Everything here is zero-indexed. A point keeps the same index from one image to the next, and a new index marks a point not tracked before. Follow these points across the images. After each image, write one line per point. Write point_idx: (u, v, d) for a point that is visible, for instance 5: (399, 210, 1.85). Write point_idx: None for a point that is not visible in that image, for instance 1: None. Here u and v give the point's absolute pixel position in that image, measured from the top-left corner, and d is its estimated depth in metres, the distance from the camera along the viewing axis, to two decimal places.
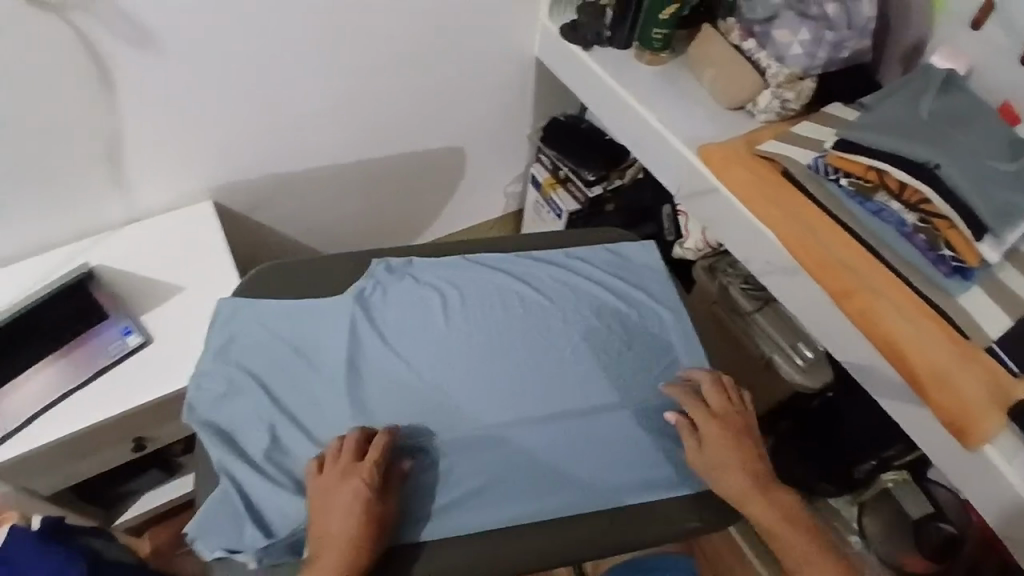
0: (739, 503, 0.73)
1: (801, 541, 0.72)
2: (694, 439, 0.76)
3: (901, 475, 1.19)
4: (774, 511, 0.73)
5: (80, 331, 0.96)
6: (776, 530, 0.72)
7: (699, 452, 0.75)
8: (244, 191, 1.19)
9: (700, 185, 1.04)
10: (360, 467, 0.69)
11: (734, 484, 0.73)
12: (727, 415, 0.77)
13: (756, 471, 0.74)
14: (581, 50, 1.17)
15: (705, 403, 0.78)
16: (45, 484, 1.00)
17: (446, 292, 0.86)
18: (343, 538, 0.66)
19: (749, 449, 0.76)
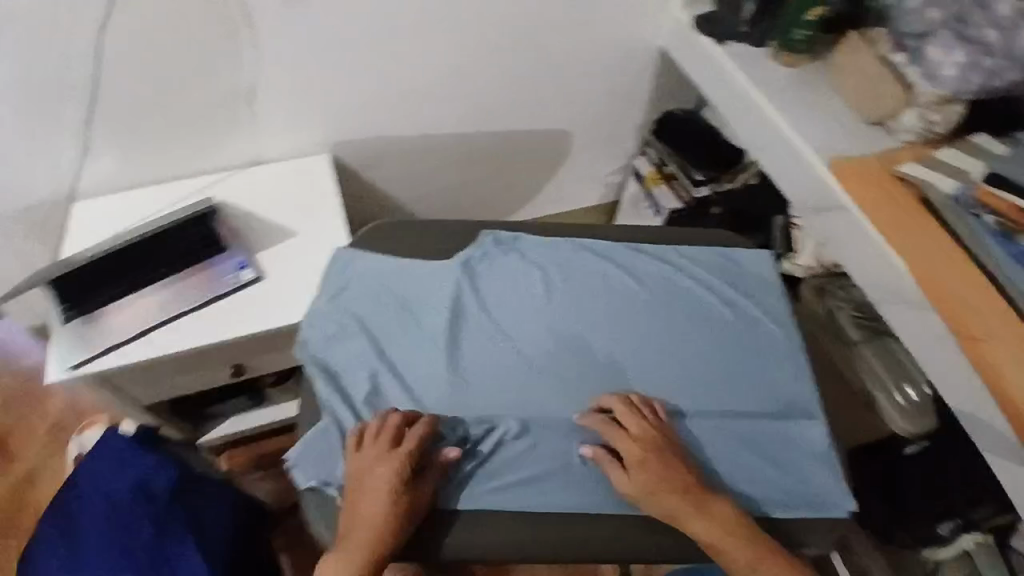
0: (680, 524, 0.72)
1: (745, 550, 0.71)
2: (617, 468, 0.75)
3: (985, 539, 1.10)
4: (715, 526, 0.72)
5: (203, 258, 1.03)
6: (721, 546, 0.71)
7: (626, 481, 0.74)
8: (360, 148, 1.23)
9: (825, 199, 1.00)
10: (389, 459, 0.72)
11: (667, 506, 0.72)
12: (643, 436, 0.75)
13: (683, 490, 0.73)
14: (714, 44, 1.13)
15: (622, 429, 0.75)
16: (148, 393, 1.08)
17: (549, 273, 0.89)
18: (374, 524, 0.70)
19: (671, 468, 0.74)
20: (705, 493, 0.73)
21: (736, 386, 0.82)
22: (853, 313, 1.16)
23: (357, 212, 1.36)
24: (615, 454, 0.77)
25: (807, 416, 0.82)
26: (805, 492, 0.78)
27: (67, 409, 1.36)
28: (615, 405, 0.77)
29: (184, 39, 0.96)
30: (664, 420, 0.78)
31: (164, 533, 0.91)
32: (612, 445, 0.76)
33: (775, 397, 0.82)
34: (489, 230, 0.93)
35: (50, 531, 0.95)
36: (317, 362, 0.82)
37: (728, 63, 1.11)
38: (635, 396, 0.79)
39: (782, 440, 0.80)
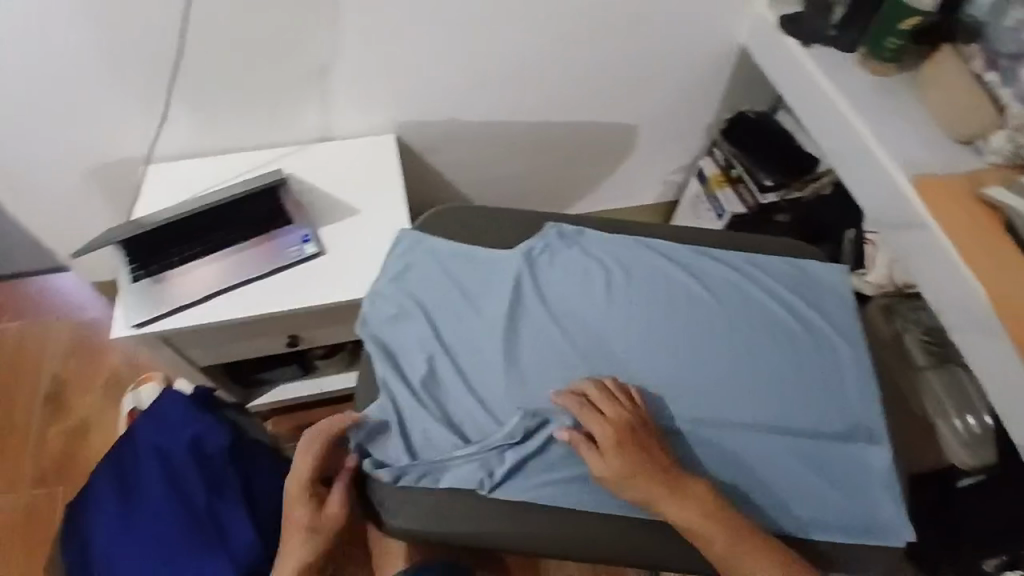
0: (654, 506, 0.71)
1: (725, 534, 0.70)
2: (592, 451, 0.73)
3: None
4: (695, 509, 0.70)
5: (270, 229, 1.05)
6: (698, 529, 0.70)
7: (602, 465, 0.72)
8: (425, 132, 1.23)
9: (904, 215, 0.96)
10: (296, 469, 0.79)
11: (643, 489, 0.71)
12: (618, 419, 0.73)
13: (659, 473, 0.72)
14: (799, 45, 1.09)
15: (597, 412, 0.74)
16: (205, 356, 1.10)
17: (611, 269, 0.86)
18: (297, 534, 0.79)
19: (644, 452, 0.72)
20: (680, 475, 0.72)
21: (800, 402, 0.80)
22: (922, 337, 1.12)
23: (416, 192, 1.37)
24: (591, 437, 0.75)
25: (870, 439, 0.80)
26: (862, 515, 0.76)
27: (124, 362, 1.40)
28: (590, 389, 0.76)
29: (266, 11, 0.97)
30: (638, 402, 0.76)
31: (219, 493, 0.97)
32: (586, 429, 0.74)
33: (839, 417, 0.80)
34: (555, 221, 0.91)
35: (106, 489, 1.00)
36: (376, 340, 0.82)
37: (812, 68, 1.07)
38: (612, 380, 0.77)
39: (843, 461, 0.78)
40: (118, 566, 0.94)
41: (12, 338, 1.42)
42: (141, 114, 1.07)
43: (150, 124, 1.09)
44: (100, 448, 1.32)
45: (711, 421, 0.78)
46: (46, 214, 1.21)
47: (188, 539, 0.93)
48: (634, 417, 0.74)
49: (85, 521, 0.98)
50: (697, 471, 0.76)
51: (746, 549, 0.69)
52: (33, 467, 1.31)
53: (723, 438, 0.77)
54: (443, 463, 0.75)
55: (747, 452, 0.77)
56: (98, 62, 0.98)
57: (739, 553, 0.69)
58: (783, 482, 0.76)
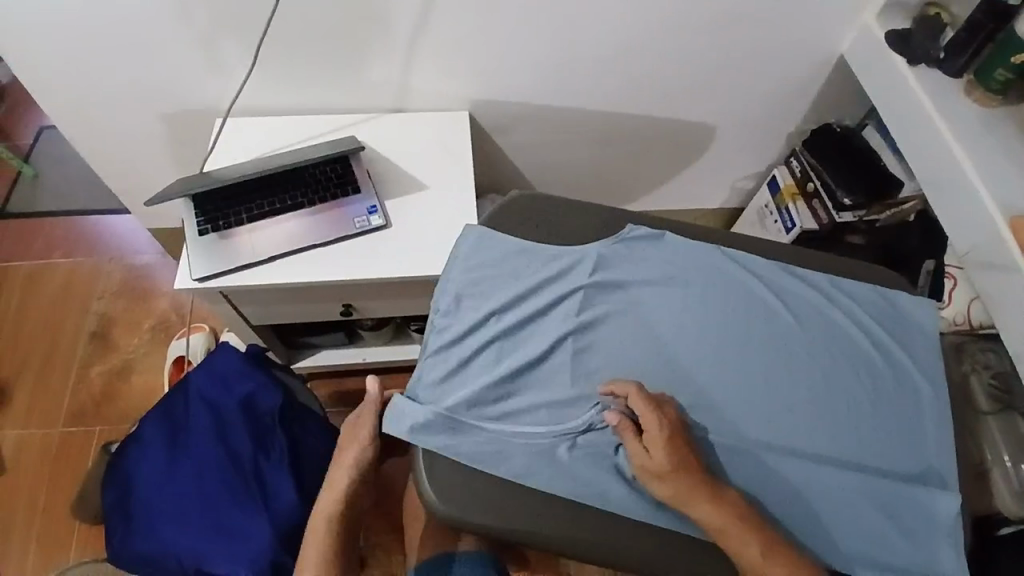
0: (684, 509, 0.69)
1: (753, 544, 0.67)
2: (638, 443, 0.72)
3: None
4: (725, 514, 0.68)
5: (337, 196, 1.03)
6: (728, 536, 0.68)
7: (646, 458, 0.71)
8: (499, 112, 1.22)
9: (998, 256, 0.92)
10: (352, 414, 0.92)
11: (678, 487, 0.69)
12: (665, 416, 0.72)
13: (697, 472, 0.70)
14: (904, 63, 1.04)
15: (650, 403, 0.72)
16: (257, 316, 1.10)
17: (690, 277, 0.83)
18: (337, 465, 0.86)
19: (685, 452, 0.71)
20: (715, 481, 0.70)
21: (873, 437, 0.77)
22: (989, 380, 1.08)
23: (479, 170, 1.35)
24: (637, 425, 0.73)
25: (942, 484, 0.77)
26: (924, 563, 0.73)
27: (172, 310, 1.41)
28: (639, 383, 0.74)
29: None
30: (680, 413, 0.75)
31: (264, 453, 1.00)
32: (635, 414, 0.72)
33: (912, 458, 0.77)
34: (634, 223, 0.88)
35: (154, 431, 1.02)
36: (443, 318, 0.82)
37: (916, 89, 1.02)
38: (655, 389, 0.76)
39: (915, 503, 0.75)
40: (154, 508, 0.97)
41: (64, 273, 1.43)
42: (226, 66, 1.06)
43: (231, 75, 1.08)
44: (143, 391, 1.34)
45: (781, 447, 0.76)
46: (115, 154, 1.22)
47: (225, 490, 0.96)
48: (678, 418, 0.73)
49: (128, 461, 1.02)
50: (763, 496, 0.73)
51: (773, 561, 0.67)
52: (73, 403, 1.32)
53: (791, 469, 0.74)
54: (505, 452, 0.74)
55: (815, 482, 0.74)
56: (189, 8, 0.97)
57: (766, 566, 0.67)
58: (843, 518, 0.73)
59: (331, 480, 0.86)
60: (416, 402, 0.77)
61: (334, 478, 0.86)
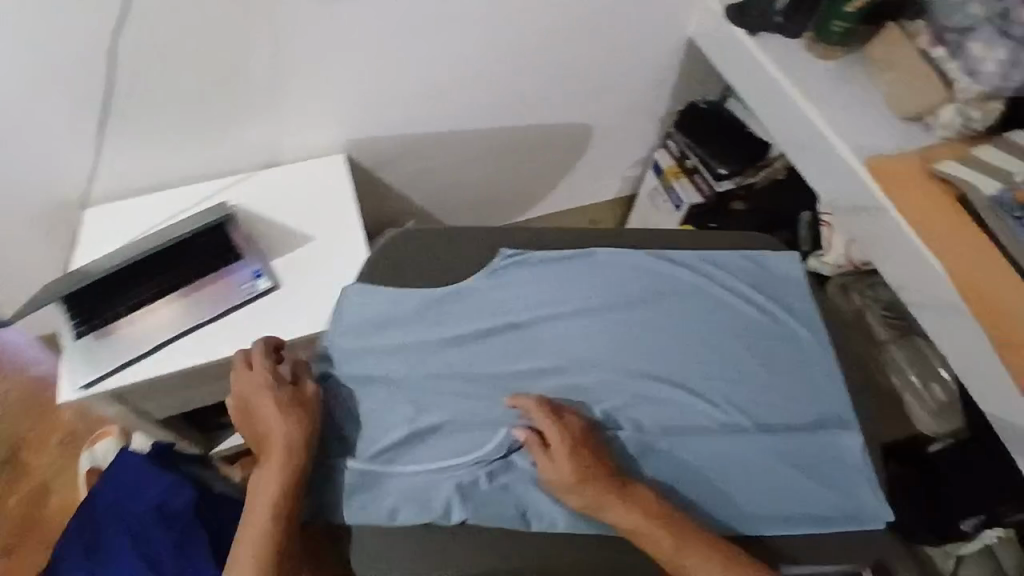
0: (598, 513, 0.72)
1: (665, 533, 0.70)
2: (545, 456, 0.73)
3: (1009, 533, 1.07)
4: (634, 510, 0.71)
5: (217, 266, 1.00)
6: (640, 531, 0.70)
7: (552, 471, 0.73)
8: (378, 147, 1.21)
9: (862, 201, 0.99)
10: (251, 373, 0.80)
11: (587, 493, 0.72)
12: (568, 424, 0.74)
13: (609, 474, 0.72)
14: (745, 35, 1.09)
15: (551, 415, 0.75)
16: (160, 408, 1.05)
17: (575, 290, 0.86)
18: (278, 429, 0.75)
19: (590, 455, 0.73)
20: (627, 481, 0.73)
21: (769, 398, 0.81)
22: (882, 313, 1.16)
23: (370, 209, 1.33)
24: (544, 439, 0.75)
25: (843, 426, 0.81)
26: (843, 508, 0.77)
27: (76, 417, 1.33)
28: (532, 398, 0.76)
29: (199, 26, 0.92)
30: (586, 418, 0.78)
31: (185, 556, 0.93)
32: (540, 429, 0.75)
33: (811, 407, 0.81)
34: (509, 246, 0.89)
35: (72, 553, 0.97)
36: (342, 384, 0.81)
37: (759, 57, 1.07)
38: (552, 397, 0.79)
39: (824, 452, 0.79)
40: None
41: None
42: (76, 158, 1.02)
43: (81, 165, 1.03)
44: (60, 507, 1.27)
45: (687, 432, 0.79)
46: None
47: None
48: (581, 422, 0.75)
49: None
50: (681, 479, 0.76)
51: (692, 539, 0.70)
52: None
53: (701, 453, 0.77)
54: (423, 494, 0.74)
55: (725, 457, 0.77)
56: (22, 98, 0.92)
57: (679, 553, 0.69)
58: (755, 485, 0.77)
59: (274, 448, 0.74)
60: (326, 469, 0.77)
61: (277, 446, 0.74)
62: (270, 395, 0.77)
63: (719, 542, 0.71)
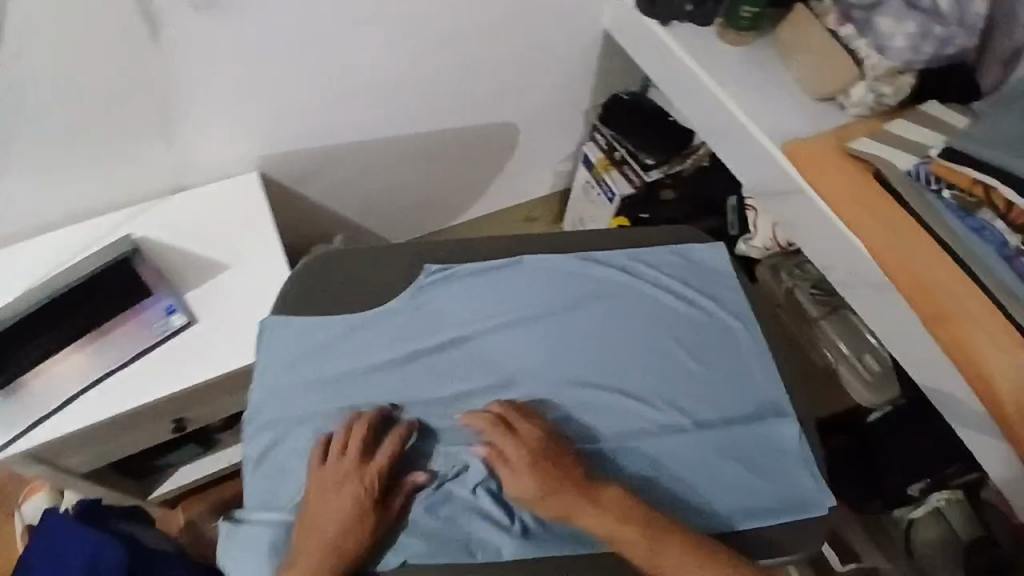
0: (572, 520, 0.70)
1: (642, 535, 0.67)
2: (508, 469, 0.72)
3: (955, 495, 1.09)
4: (606, 515, 0.69)
5: (129, 305, 0.96)
6: (615, 534, 0.68)
7: (517, 485, 0.71)
8: (295, 161, 1.16)
9: (783, 184, 0.99)
10: (357, 467, 0.71)
11: (556, 503, 0.70)
12: (527, 435, 0.72)
13: (574, 481, 0.70)
14: (656, 24, 1.09)
15: (508, 428, 0.73)
16: (83, 463, 1.00)
17: (502, 301, 0.84)
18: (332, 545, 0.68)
19: (552, 462, 0.71)
20: (595, 485, 0.71)
21: (705, 392, 0.81)
22: (811, 290, 1.17)
23: (296, 228, 1.28)
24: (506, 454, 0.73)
25: (780, 415, 0.81)
26: (783, 496, 0.76)
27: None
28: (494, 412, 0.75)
29: (77, 48, 0.86)
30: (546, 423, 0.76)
31: None
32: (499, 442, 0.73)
33: (746, 398, 0.81)
34: (433, 263, 0.86)
35: None
36: (261, 428, 0.76)
37: (671, 45, 1.07)
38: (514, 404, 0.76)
39: (759, 440, 0.79)
40: None
41: None
42: None
43: None
44: None
45: (625, 438, 0.77)
46: None
47: None
48: (540, 430, 0.74)
49: None
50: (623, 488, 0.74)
51: (668, 542, 0.67)
52: None
53: (638, 456, 0.76)
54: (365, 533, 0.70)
55: (665, 460, 0.76)
56: None
57: (653, 554, 0.67)
58: (697, 482, 0.75)
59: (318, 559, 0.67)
60: (249, 523, 0.72)
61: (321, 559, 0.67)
62: (358, 507, 0.69)
63: (697, 540, 0.68)
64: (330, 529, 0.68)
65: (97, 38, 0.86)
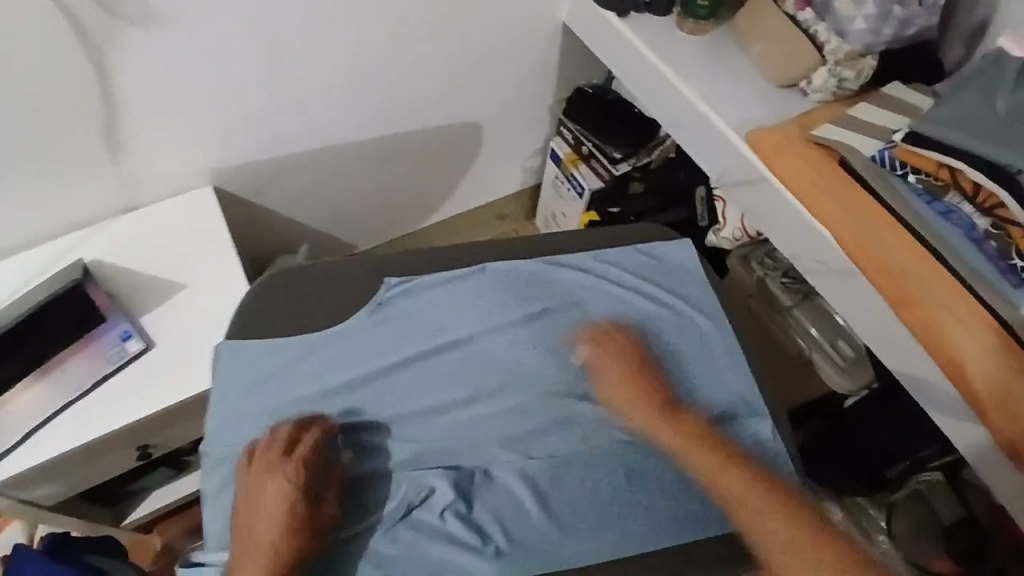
0: (649, 433, 0.74)
1: (706, 454, 0.71)
2: (602, 379, 0.78)
3: (934, 477, 1.09)
4: (682, 433, 0.73)
5: (82, 333, 0.94)
6: (686, 449, 0.72)
7: (610, 391, 0.77)
8: (251, 172, 1.13)
9: (748, 175, 0.98)
10: (275, 461, 0.70)
11: (638, 411, 0.75)
12: (628, 351, 0.79)
13: (659, 398, 0.75)
14: (614, 16, 1.07)
15: (607, 342, 0.79)
16: (49, 496, 0.98)
17: (466, 312, 0.82)
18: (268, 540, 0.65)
19: (645, 378, 0.77)
20: (679, 409, 0.75)
21: (674, 395, 0.79)
22: (782, 279, 1.15)
23: (260, 241, 1.25)
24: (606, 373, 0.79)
25: (752, 413, 0.79)
26: None
27: None
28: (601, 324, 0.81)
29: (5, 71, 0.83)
30: (650, 350, 0.81)
31: None
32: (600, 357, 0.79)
33: (718, 398, 0.80)
34: (392, 275, 0.85)
35: None
36: (221, 458, 0.73)
37: (630, 37, 1.05)
38: (624, 321, 0.83)
39: (735, 440, 0.76)
40: None
41: None
42: None
43: None
44: None
45: (595, 448, 0.75)
46: None
47: None
48: (642, 351, 0.79)
49: None
50: (596, 501, 0.71)
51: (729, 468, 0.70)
52: None
53: (611, 464, 0.74)
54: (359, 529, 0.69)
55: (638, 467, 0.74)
56: None
57: (719, 470, 0.70)
58: (674, 489, 0.73)
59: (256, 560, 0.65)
60: (209, 557, 0.69)
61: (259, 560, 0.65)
62: (283, 500, 0.67)
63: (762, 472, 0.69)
64: (265, 527, 0.66)
65: (28, 59, 0.83)
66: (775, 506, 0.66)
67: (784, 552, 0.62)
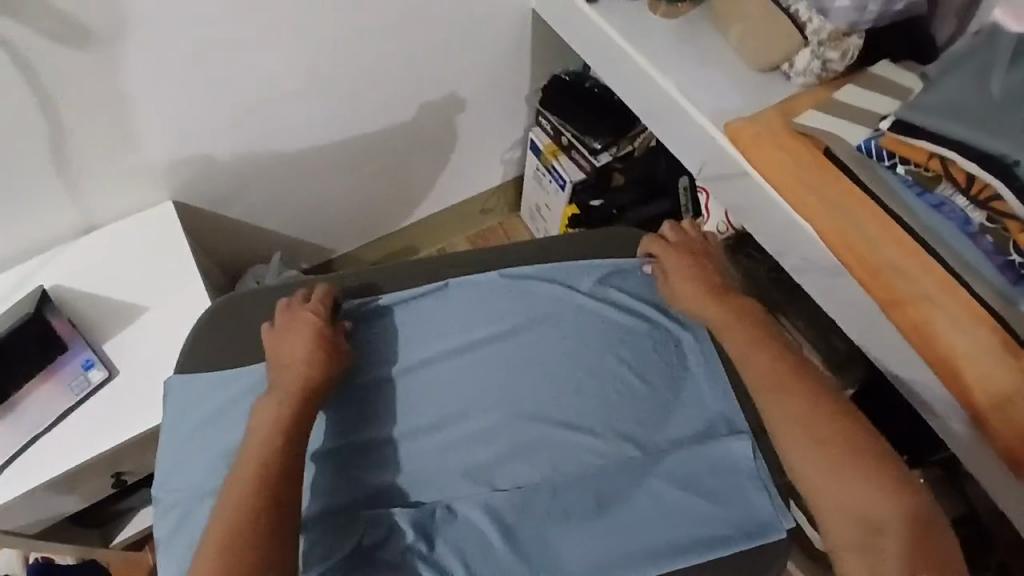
0: (698, 312, 0.79)
1: (742, 330, 0.77)
2: (659, 268, 0.83)
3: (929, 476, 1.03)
4: (728, 313, 0.78)
5: (43, 364, 0.91)
6: (728, 328, 0.77)
7: (667, 282, 0.82)
8: (214, 184, 1.09)
9: (728, 169, 0.92)
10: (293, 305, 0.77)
11: (689, 293, 0.80)
12: (684, 243, 0.84)
13: (712, 286, 0.80)
14: (583, 2, 1.01)
15: (663, 239, 0.85)
16: (30, 526, 0.96)
17: (432, 332, 0.79)
18: (296, 361, 0.73)
19: (701, 270, 0.82)
20: (730, 295, 0.80)
21: (648, 413, 0.76)
22: (768, 275, 1.12)
23: (234, 251, 1.22)
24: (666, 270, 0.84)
25: (731, 430, 0.76)
26: (739, 521, 0.71)
27: None
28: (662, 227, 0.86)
29: None
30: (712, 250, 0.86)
31: None
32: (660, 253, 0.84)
33: (694, 417, 0.77)
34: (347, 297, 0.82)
35: None
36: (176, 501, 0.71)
37: (600, 25, 0.99)
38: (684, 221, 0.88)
39: (710, 462, 0.73)
40: None
41: None
42: None
43: None
44: None
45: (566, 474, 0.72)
46: None
47: None
48: (700, 244, 0.85)
49: None
50: (564, 536, 0.68)
51: (762, 343, 0.75)
52: None
53: (582, 492, 0.71)
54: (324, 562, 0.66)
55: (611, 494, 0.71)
56: None
57: (754, 351, 0.75)
58: (649, 516, 0.70)
59: (287, 382, 0.72)
60: None
61: (289, 382, 0.71)
62: (302, 328, 0.75)
63: (790, 356, 0.75)
64: (246, 479, 0.65)
65: None
66: (796, 391, 0.71)
67: (793, 431, 0.69)
